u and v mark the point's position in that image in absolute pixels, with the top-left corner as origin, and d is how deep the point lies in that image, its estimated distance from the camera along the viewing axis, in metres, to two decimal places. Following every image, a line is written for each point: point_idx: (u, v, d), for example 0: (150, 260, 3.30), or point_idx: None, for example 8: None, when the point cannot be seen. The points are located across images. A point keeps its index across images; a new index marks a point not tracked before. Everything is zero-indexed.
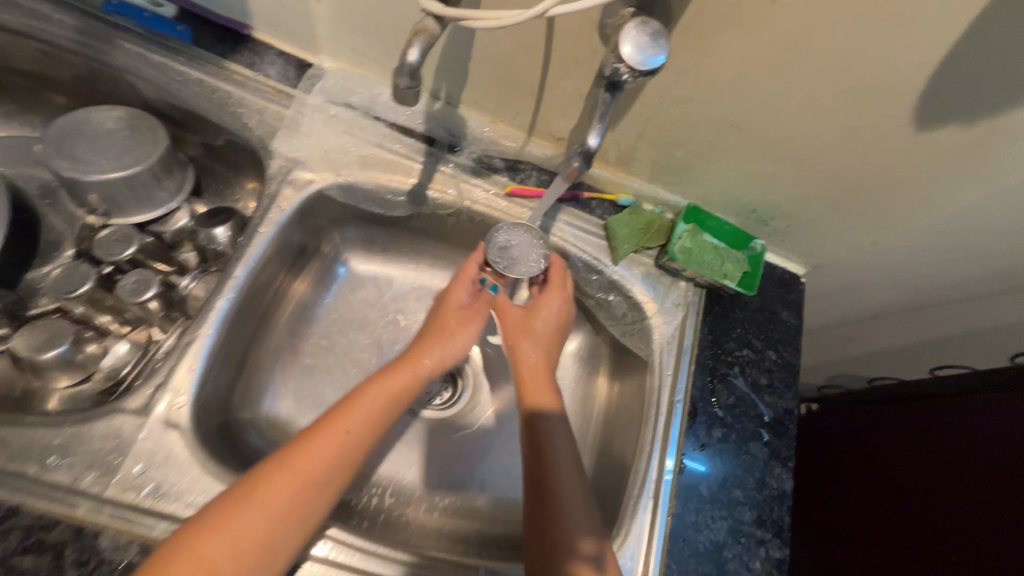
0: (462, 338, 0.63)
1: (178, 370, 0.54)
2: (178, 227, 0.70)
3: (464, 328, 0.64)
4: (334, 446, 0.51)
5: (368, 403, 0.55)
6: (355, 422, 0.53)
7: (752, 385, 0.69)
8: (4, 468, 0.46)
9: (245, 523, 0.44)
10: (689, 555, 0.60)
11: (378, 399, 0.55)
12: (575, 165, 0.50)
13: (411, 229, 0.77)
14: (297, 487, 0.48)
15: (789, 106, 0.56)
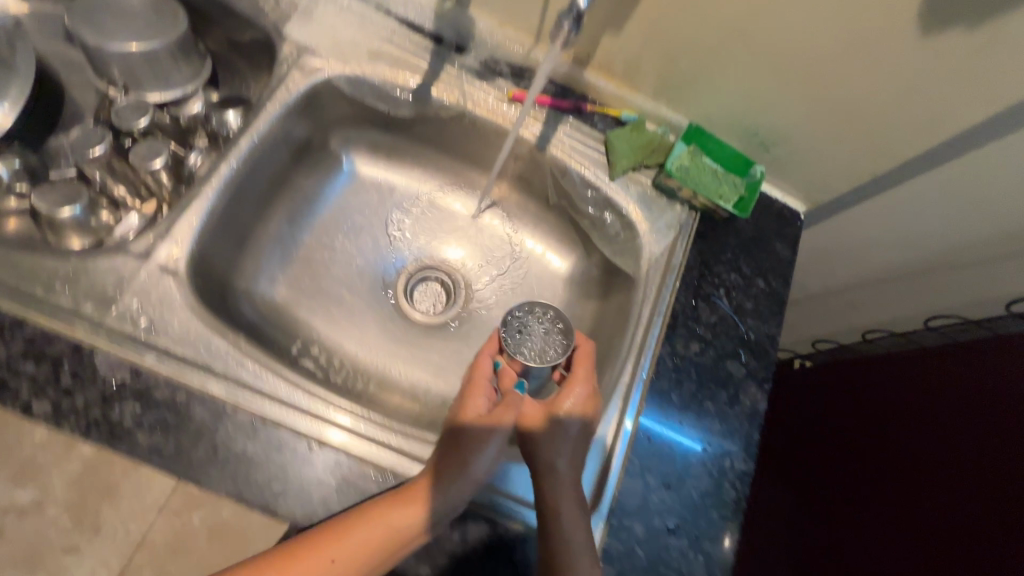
0: (484, 450, 0.51)
1: (179, 222, 0.57)
2: (192, 113, 0.74)
3: (482, 444, 0.52)
4: None
5: (359, 535, 0.46)
6: (343, 552, 0.45)
7: (735, 307, 0.70)
8: (14, 287, 0.50)
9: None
10: (652, 454, 0.61)
11: (373, 526, 0.46)
12: (565, 29, 0.55)
13: (415, 136, 0.78)
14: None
15: (794, 8, 0.55)
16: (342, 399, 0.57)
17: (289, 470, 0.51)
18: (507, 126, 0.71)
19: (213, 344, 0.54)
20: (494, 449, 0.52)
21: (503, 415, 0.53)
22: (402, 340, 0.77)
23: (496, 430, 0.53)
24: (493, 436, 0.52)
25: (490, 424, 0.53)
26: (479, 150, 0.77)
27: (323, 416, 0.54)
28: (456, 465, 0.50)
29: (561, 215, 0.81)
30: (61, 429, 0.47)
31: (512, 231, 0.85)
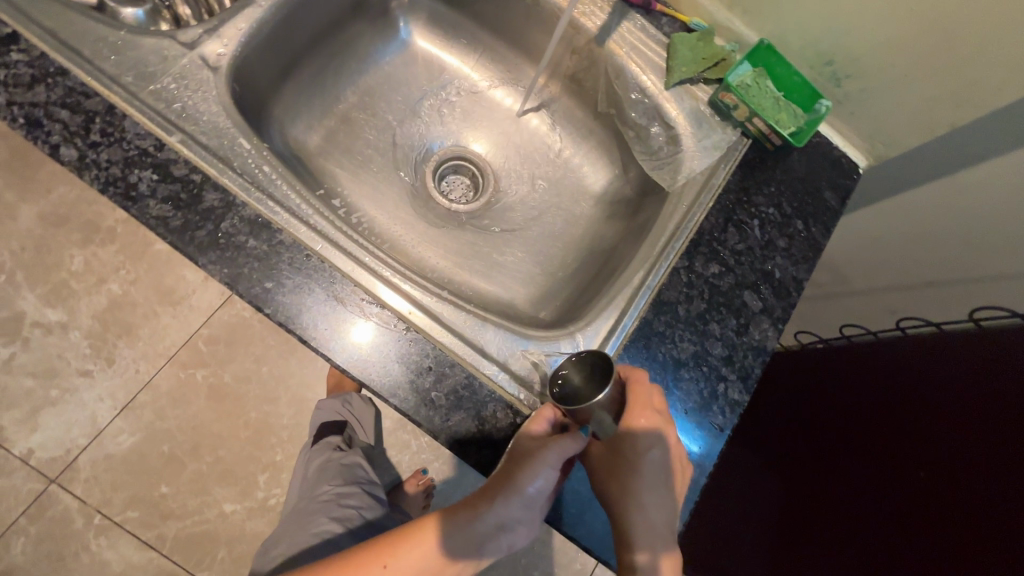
0: (534, 470, 0.48)
1: (230, 25, 0.58)
2: None
3: (528, 477, 0.48)
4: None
5: (414, 555, 0.48)
6: (399, 565, 0.48)
7: (766, 240, 0.66)
8: (65, 41, 0.52)
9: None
10: (645, 359, 0.59)
11: (425, 548, 0.48)
12: None
13: (477, 14, 0.76)
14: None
15: None
16: (366, 242, 0.58)
17: (300, 283, 0.52)
18: (565, 6, 0.68)
19: (235, 142, 0.54)
20: (543, 482, 0.48)
21: (549, 457, 0.48)
22: (424, 216, 0.77)
23: (540, 468, 0.48)
24: (542, 469, 0.48)
25: (534, 459, 0.48)
26: (535, 39, 0.75)
27: (335, 239, 0.55)
28: (502, 498, 0.48)
29: (607, 124, 0.78)
30: (83, 176, 0.49)
31: (553, 135, 0.82)
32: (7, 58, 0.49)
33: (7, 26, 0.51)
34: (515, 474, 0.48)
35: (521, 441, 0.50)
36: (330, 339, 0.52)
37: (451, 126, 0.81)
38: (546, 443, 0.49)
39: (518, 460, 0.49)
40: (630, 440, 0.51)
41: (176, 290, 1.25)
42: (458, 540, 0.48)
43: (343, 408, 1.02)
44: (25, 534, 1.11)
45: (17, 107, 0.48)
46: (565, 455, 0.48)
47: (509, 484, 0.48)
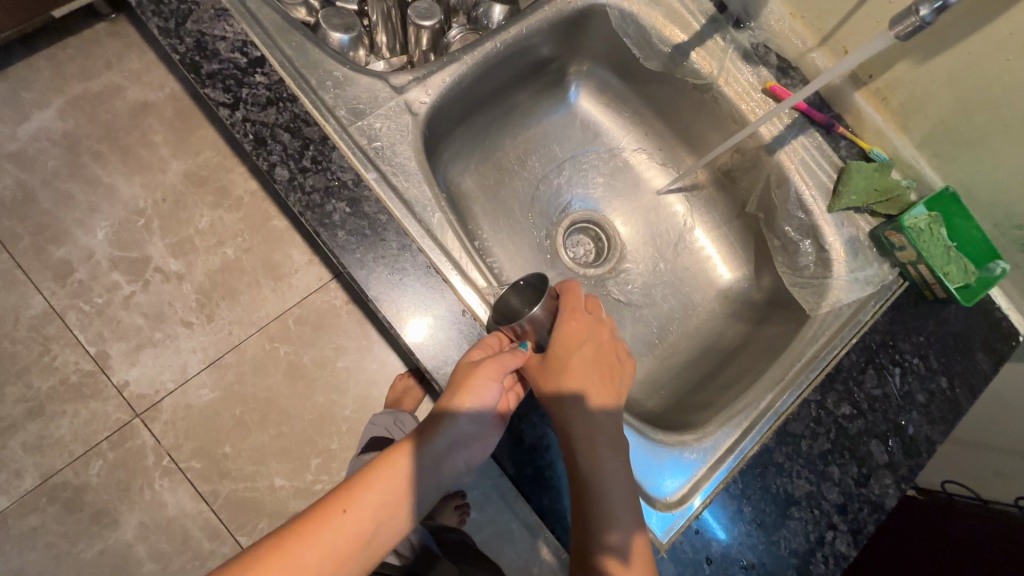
0: (476, 385, 0.50)
1: (437, 75, 0.62)
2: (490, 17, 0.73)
3: (475, 394, 0.50)
4: (332, 526, 0.44)
5: (374, 492, 0.47)
6: (360, 507, 0.46)
7: (905, 392, 0.62)
8: (299, 70, 0.58)
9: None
10: (758, 487, 0.57)
11: (383, 482, 0.47)
12: (916, 18, 0.44)
13: (647, 93, 0.78)
14: (299, 559, 0.42)
15: None
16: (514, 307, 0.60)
17: (444, 313, 0.54)
18: (750, 116, 0.68)
19: (419, 186, 0.58)
20: (488, 395, 0.50)
21: (491, 373, 0.50)
22: (552, 274, 0.79)
23: (484, 383, 0.50)
24: (489, 386, 0.50)
25: (480, 383, 0.50)
26: (700, 130, 0.76)
27: (486, 296, 0.57)
28: (450, 417, 0.50)
29: (750, 225, 0.78)
30: (288, 196, 0.53)
31: (690, 220, 0.82)
32: (251, 78, 0.55)
33: (258, 50, 0.56)
34: (460, 398, 0.50)
35: (460, 366, 0.52)
36: (436, 365, 0.53)
37: (591, 190, 0.83)
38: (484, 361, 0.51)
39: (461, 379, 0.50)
40: (562, 350, 0.55)
41: (282, 267, 1.33)
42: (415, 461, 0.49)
43: (393, 427, 1.00)
44: (103, 457, 1.20)
45: (250, 123, 0.54)
46: (509, 366, 0.51)
47: (457, 407, 0.50)
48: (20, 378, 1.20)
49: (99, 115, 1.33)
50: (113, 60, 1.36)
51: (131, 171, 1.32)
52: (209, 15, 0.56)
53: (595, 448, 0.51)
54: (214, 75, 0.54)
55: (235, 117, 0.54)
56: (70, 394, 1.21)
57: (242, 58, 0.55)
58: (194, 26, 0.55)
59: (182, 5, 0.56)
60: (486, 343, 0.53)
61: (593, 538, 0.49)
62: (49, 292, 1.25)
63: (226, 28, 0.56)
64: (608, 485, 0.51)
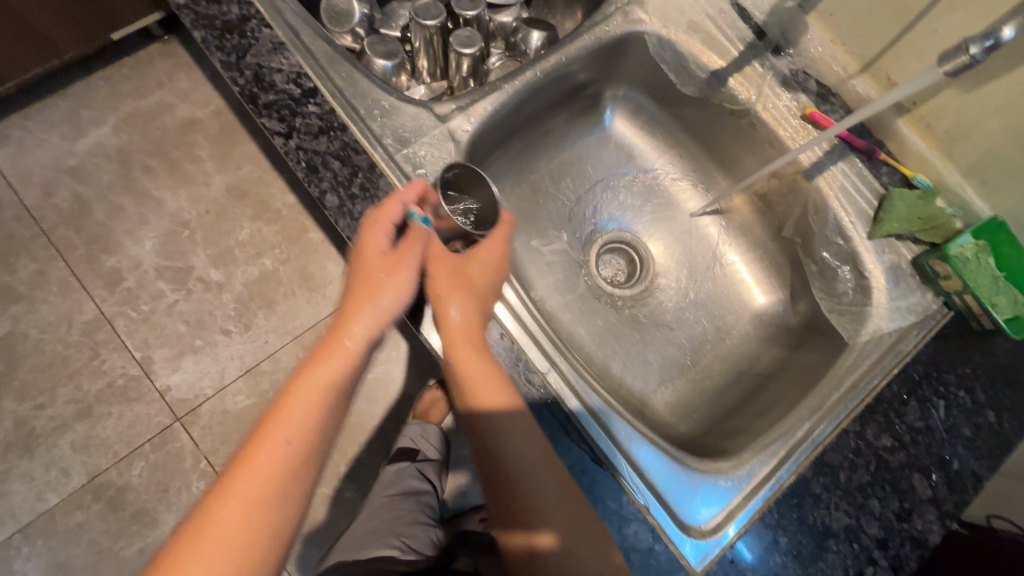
0: (391, 284, 0.53)
1: (478, 104, 0.64)
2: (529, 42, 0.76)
3: (381, 291, 0.52)
4: (272, 456, 0.47)
5: (301, 413, 0.49)
6: (291, 428, 0.48)
7: (950, 425, 0.61)
8: (349, 99, 0.60)
9: (206, 559, 0.43)
10: (795, 518, 0.56)
11: (309, 399, 0.49)
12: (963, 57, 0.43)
13: (682, 116, 0.78)
14: (258, 495, 0.45)
15: None
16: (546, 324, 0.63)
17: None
18: (788, 142, 0.68)
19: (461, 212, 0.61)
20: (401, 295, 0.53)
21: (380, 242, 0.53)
22: (586, 294, 0.80)
23: (396, 282, 0.53)
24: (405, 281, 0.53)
25: (391, 274, 0.53)
26: (736, 153, 0.76)
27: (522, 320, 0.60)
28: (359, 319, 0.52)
29: (785, 249, 0.77)
30: (338, 221, 0.55)
31: (723, 242, 0.82)
32: (304, 108, 0.57)
33: (311, 81, 0.59)
34: (378, 300, 0.52)
35: (365, 253, 0.53)
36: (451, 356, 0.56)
37: (624, 211, 0.84)
38: (399, 260, 0.53)
39: (376, 280, 0.52)
40: (474, 263, 0.56)
41: (317, 278, 1.37)
42: (339, 370, 0.51)
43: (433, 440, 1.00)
44: (146, 459, 1.24)
45: (303, 151, 0.56)
46: (418, 247, 0.54)
47: (376, 308, 0.52)
48: (71, 380, 1.26)
49: (150, 131, 1.40)
50: (164, 80, 1.43)
51: (178, 184, 1.38)
52: (267, 49, 0.59)
53: (500, 404, 0.53)
54: (270, 105, 0.57)
55: (289, 145, 0.56)
56: (116, 397, 1.26)
57: (296, 88, 0.58)
58: (253, 59, 0.58)
59: (242, 39, 0.59)
60: (387, 219, 0.54)
61: (517, 512, 0.52)
62: (100, 298, 1.31)
63: (282, 61, 0.59)
64: (519, 454, 0.52)
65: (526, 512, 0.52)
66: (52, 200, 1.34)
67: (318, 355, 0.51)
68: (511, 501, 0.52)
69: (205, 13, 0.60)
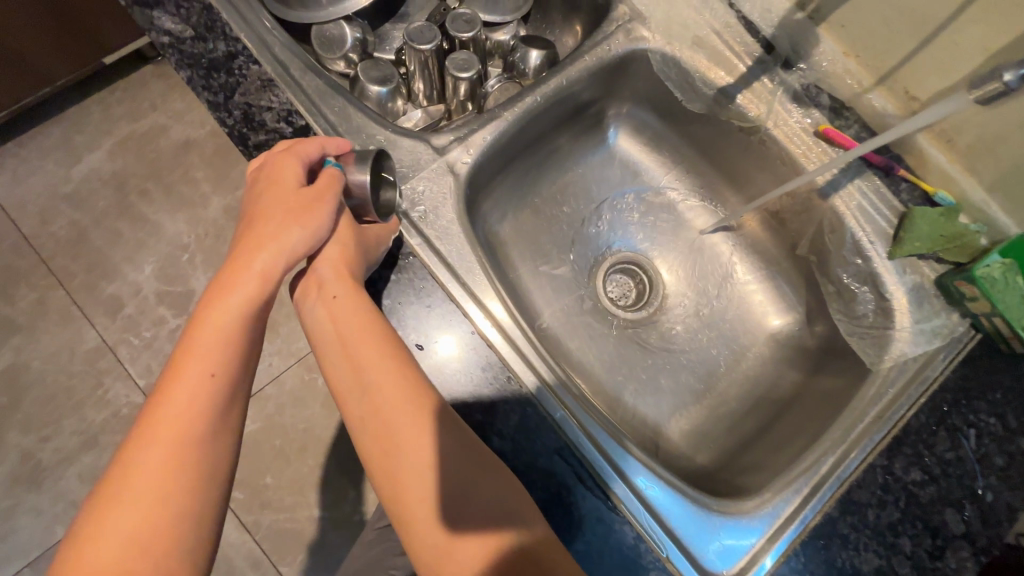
0: (307, 219, 0.51)
1: (477, 133, 0.62)
2: (529, 62, 0.73)
3: (298, 226, 0.51)
4: (188, 390, 0.46)
5: (212, 342, 0.48)
6: (205, 360, 0.47)
7: (982, 456, 0.58)
8: (342, 135, 0.58)
9: (131, 504, 0.42)
10: (822, 560, 0.54)
11: (220, 325, 0.48)
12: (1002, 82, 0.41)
13: (688, 133, 0.75)
14: (179, 432, 0.44)
15: None
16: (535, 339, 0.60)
17: (471, 364, 0.55)
18: (801, 160, 0.66)
19: (464, 250, 0.59)
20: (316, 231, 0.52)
21: (292, 170, 0.52)
22: (595, 321, 0.77)
23: (312, 221, 0.51)
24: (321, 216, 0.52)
25: (306, 204, 0.51)
26: (746, 170, 0.73)
27: (529, 360, 0.57)
28: (268, 245, 0.50)
29: (801, 267, 0.74)
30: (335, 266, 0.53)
31: (735, 262, 0.79)
32: None
33: (302, 118, 0.57)
34: (289, 228, 0.51)
35: (280, 183, 0.52)
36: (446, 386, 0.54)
37: (630, 232, 0.81)
38: (318, 199, 0.52)
39: (292, 212, 0.51)
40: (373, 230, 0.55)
41: None
42: (248, 299, 0.49)
43: None
44: None
45: None
46: (337, 184, 0.53)
47: (287, 237, 0.51)
48: (74, 412, 1.24)
49: (146, 154, 1.38)
50: (157, 101, 1.42)
51: (175, 207, 1.36)
52: (256, 86, 0.57)
53: (382, 348, 0.51)
54: (260, 146, 0.55)
55: None
56: (120, 427, 1.23)
57: (287, 127, 0.56)
58: (241, 98, 0.56)
59: (230, 77, 0.57)
60: (306, 156, 0.53)
61: (409, 474, 0.48)
62: (101, 327, 1.29)
63: (272, 98, 0.57)
64: (402, 410, 0.49)
65: (420, 453, 0.48)
66: (50, 228, 1.33)
67: (227, 283, 0.50)
68: (405, 463, 0.48)
69: (191, 51, 0.58)
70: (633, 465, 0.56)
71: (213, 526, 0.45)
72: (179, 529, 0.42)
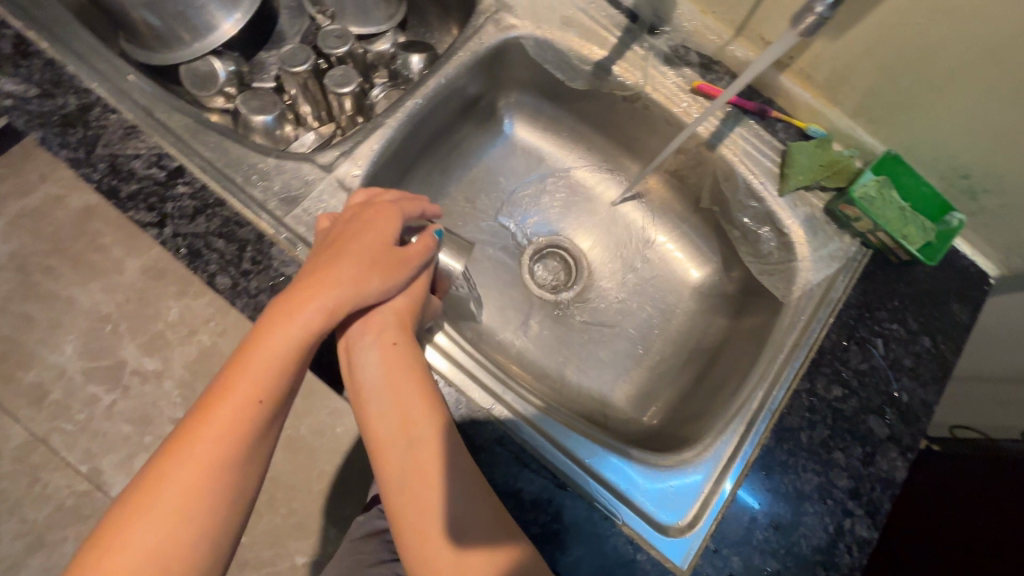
0: (393, 276, 0.51)
1: (363, 145, 0.62)
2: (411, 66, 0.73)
3: (386, 279, 0.50)
4: (233, 416, 0.43)
5: (264, 369, 0.45)
6: (258, 391, 0.44)
7: (892, 360, 0.62)
8: (222, 170, 0.57)
9: (157, 521, 0.40)
10: (767, 489, 0.56)
11: (277, 357, 0.46)
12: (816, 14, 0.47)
13: (578, 110, 0.77)
14: (216, 454, 0.42)
15: None
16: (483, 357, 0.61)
17: None
18: (683, 117, 0.68)
19: None
20: (393, 287, 0.51)
21: (388, 225, 0.53)
22: (526, 309, 0.78)
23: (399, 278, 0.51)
24: (404, 273, 0.52)
25: (393, 263, 0.51)
26: (638, 136, 0.75)
27: (479, 378, 0.57)
28: (350, 288, 0.48)
29: (707, 219, 0.77)
30: (235, 304, 0.52)
31: (650, 227, 0.81)
32: (173, 190, 0.54)
33: (175, 160, 0.55)
34: (373, 278, 0.50)
35: (374, 233, 0.52)
36: None
37: (549, 216, 0.82)
38: (407, 260, 0.52)
39: (378, 261, 0.51)
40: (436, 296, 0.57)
41: None
42: (307, 334, 0.47)
43: None
44: None
45: (181, 237, 0.53)
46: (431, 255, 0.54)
47: (367, 285, 0.49)
48: (13, 513, 1.15)
49: (43, 228, 1.30)
50: (46, 170, 1.34)
51: None
52: (119, 135, 0.55)
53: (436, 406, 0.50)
54: (134, 195, 0.53)
55: (164, 234, 0.53)
56: (67, 519, 1.15)
57: (160, 172, 0.54)
58: (105, 150, 0.54)
59: (88, 131, 0.54)
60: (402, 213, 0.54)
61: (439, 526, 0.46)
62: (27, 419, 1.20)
63: (138, 145, 0.55)
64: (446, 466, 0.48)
65: (452, 510, 0.47)
66: None
67: (284, 313, 0.47)
68: (433, 517, 0.47)
69: (38, 111, 0.54)
70: (575, 441, 0.57)
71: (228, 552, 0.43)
72: (196, 552, 0.41)
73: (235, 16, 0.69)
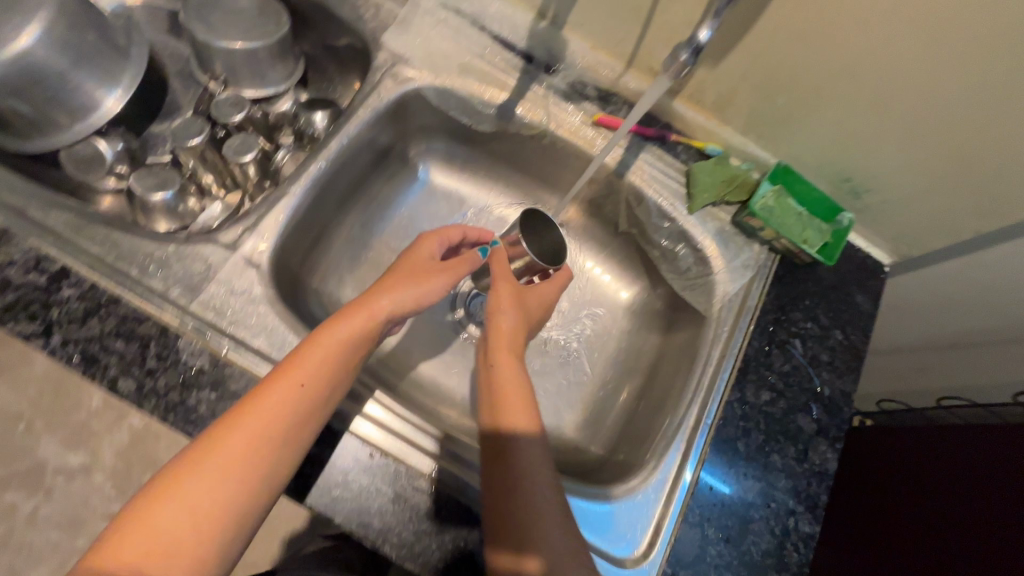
0: (428, 283, 0.57)
1: (268, 216, 0.60)
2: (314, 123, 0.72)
3: (425, 285, 0.57)
4: (281, 396, 0.46)
5: (317, 358, 0.48)
6: (308, 377, 0.47)
7: (810, 357, 0.66)
8: (113, 264, 0.53)
9: (194, 489, 0.41)
10: (712, 503, 0.58)
11: (331, 346, 0.49)
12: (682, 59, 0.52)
13: (490, 150, 0.78)
14: (263, 428, 0.44)
15: (896, 59, 0.53)
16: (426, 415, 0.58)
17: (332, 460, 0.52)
18: (588, 148, 0.70)
19: (288, 340, 0.54)
20: (430, 293, 0.58)
21: (431, 245, 0.61)
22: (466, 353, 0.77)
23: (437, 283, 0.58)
24: (447, 279, 0.59)
25: (437, 269, 0.59)
26: (552, 170, 0.77)
27: (420, 444, 0.55)
28: (394, 292, 0.55)
29: (629, 241, 0.79)
30: (142, 407, 0.49)
31: (578, 254, 0.83)
32: (58, 294, 0.50)
33: (57, 261, 0.51)
34: (410, 283, 0.56)
35: (420, 254, 0.60)
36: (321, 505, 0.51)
37: None
38: (443, 269, 0.59)
39: (416, 272, 0.58)
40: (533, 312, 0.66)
41: None
42: (351, 334, 0.51)
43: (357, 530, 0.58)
44: None
45: (72, 344, 0.49)
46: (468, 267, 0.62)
47: (404, 288, 0.56)
48: None
49: None
50: None
51: None
52: None
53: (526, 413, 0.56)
54: (12, 306, 0.49)
55: (52, 343, 0.49)
56: None
57: (41, 276, 0.51)
58: None
59: None
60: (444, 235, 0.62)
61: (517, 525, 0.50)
62: None
63: (11, 251, 0.51)
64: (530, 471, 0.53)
65: (529, 512, 0.50)
66: None
67: (338, 315, 0.52)
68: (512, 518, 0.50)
69: None
70: None
71: (251, 532, 0.43)
72: (225, 522, 0.41)
73: (116, 90, 0.65)
